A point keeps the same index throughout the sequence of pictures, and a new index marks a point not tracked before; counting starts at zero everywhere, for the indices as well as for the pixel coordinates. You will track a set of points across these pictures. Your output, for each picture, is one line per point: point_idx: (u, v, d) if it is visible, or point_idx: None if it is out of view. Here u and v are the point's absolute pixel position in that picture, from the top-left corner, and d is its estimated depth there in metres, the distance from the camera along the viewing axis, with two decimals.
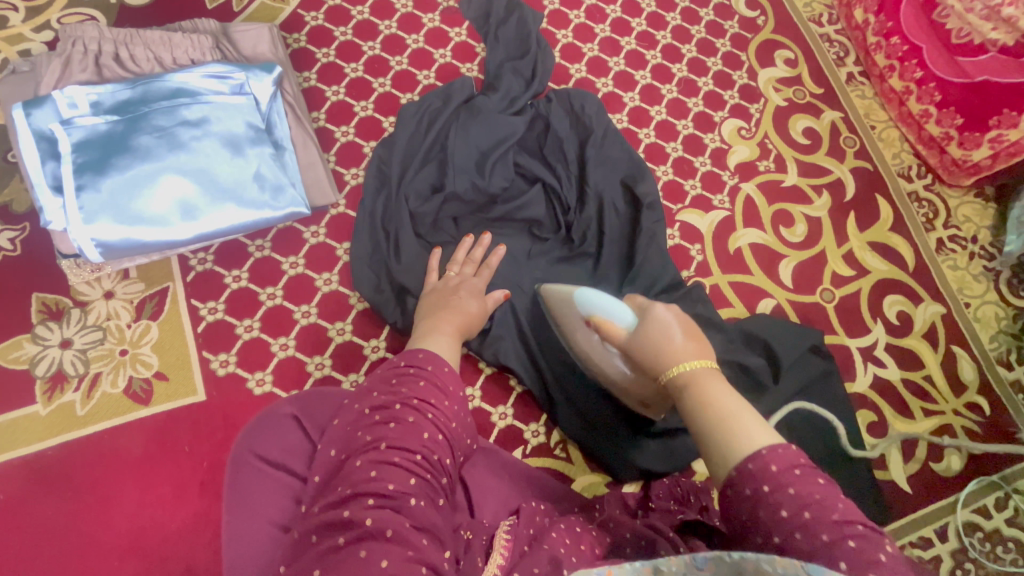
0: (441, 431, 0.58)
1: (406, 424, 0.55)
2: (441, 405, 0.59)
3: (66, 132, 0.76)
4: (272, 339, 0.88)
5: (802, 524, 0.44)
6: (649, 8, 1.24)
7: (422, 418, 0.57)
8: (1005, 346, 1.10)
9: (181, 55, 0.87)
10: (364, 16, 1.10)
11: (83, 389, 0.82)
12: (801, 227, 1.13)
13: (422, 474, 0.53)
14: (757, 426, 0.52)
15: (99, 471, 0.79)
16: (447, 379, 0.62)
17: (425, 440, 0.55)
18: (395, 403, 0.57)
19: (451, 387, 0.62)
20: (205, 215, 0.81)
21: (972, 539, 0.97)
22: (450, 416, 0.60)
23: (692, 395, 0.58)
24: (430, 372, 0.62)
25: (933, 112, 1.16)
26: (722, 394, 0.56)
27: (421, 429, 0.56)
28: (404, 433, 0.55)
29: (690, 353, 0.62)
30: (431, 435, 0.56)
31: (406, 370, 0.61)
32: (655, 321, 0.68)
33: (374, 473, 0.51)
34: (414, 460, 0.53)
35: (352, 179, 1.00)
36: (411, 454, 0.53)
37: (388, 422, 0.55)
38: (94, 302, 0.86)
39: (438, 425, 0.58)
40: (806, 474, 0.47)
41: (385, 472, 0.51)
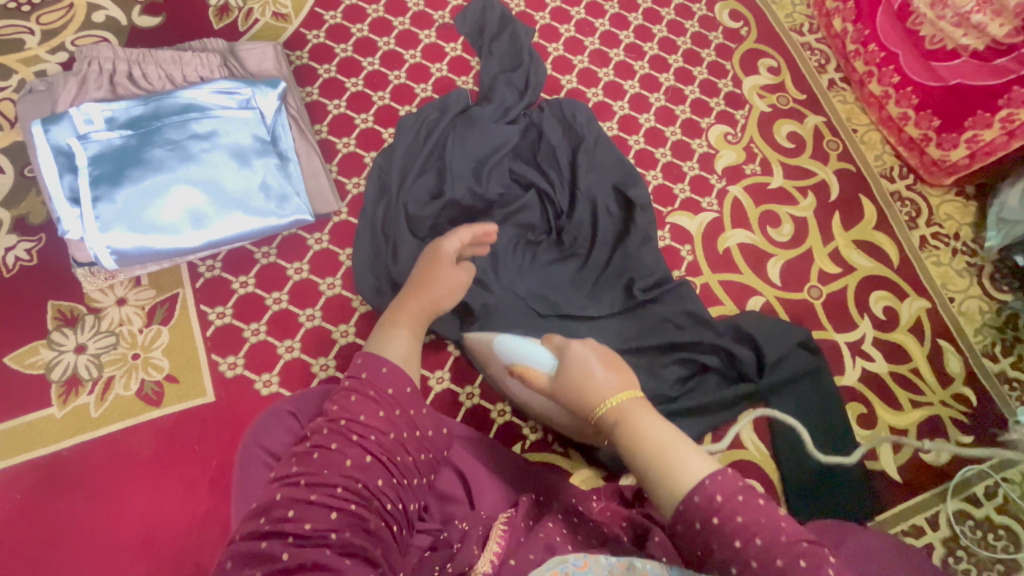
0: (370, 452, 0.57)
1: (328, 452, 0.56)
2: (369, 421, 0.59)
3: (83, 146, 0.81)
4: (278, 341, 0.92)
5: (755, 552, 0.49)
6: (636, 21, 1.29)
7: (347, 442, 0.57)
8: (989, 339, 1.14)
9: (190, 72, 0.91)
10: (364, 34, 1.15)
11: (97, 392, 0.85)
12: (787, 227, 1.17)
13: (344, 504, 0.53)
14: (687, 451, 0.58)
15: (111, 472, 0.82)
16: (384, 381, 0.62)
17: (347, 467, 0.55)
18: (323, 428, 0.58)
19: (389, 391, 0.62)
20: (214, 224, 0.85)
21: (963, 527, 0.99)
22: (383, 431, 0.59)
23: (629, 434, 0.62)
24: (367, 381, 0.62)
25: (911, 115, 1.21)
26: (652, 426, 0.61)
27: (344, 457, 0.56)
28: (327, 463, 0.55)
29: (614, 389, 0.66)
30: (356, 459, 0.56)
31: (343, 384, 0.62)
32: (574, 363, 0.71)
33: (292, 512, 0.52)
34: (336, 491, 0.54)
35: (354, 188, 1.04)
36: (332, 487, 0.54)
37: (313, 451, 0.56)
38: (107, 308, 0.89)
39: (366, 446, 0.58)
40: (751, 499, 0.52)
41: (302, 511, 0.52)
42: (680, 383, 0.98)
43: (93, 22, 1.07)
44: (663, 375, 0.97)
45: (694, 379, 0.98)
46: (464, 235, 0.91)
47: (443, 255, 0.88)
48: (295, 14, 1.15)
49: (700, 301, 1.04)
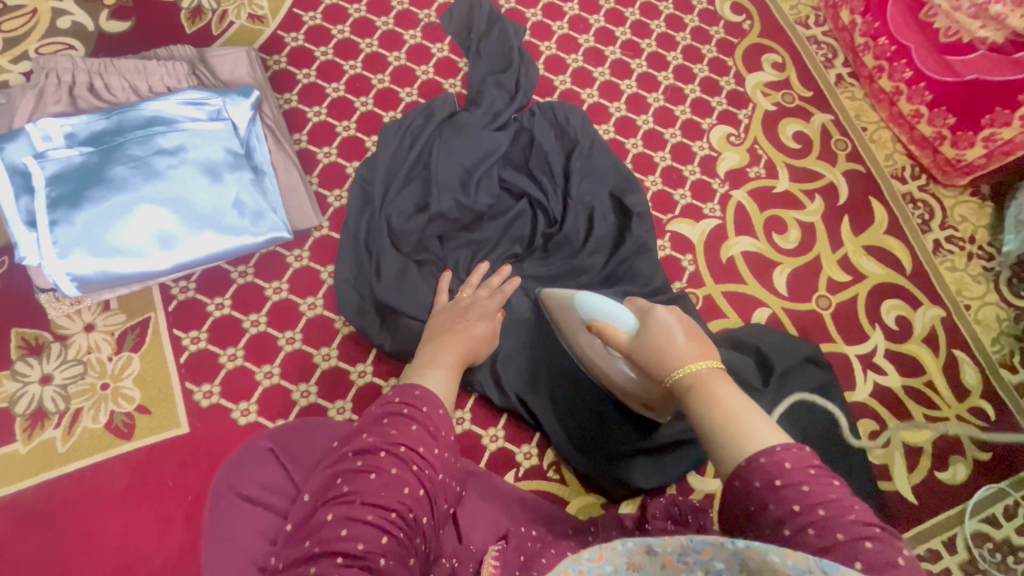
0: (423, 486, 0.51)
1: (388, 476, 0.49)
2: (429, 454, 0.53)
3: (40, 165, 0.75)
4: (256, 367, 0.87)
5: (816, 521, 0.41)
6: (633, 16, 1.23)
7: (406, 470, 0.51)
8: (1007, 348, 1.08)
9: (157, 82, 0.85)
10: (345, 35, 1.09)
11: (64, 425, 0.80)
12: (794, 233, 1.11)
13: (395, 531, 0.47)
14: (763, 423, 0.48)
15: (81, 509, 0.77)
16: (441, 424, 0.57)
17: (404, 496, 0.49)
18: (380, 450, 0.51)
19: (444, 433, 0.56)
20: (183, 244, 0.80)
21: (982, 550, 0.95)
22: (437, 467, 0.54)
23: (694, 395, 0.53)
24: (426, 414, 0.56)
25: (924, 112, 1.14)
26: (728, 391, 0.51)
27: (402, 483, 0.50)
28: (383, 487, 0.49)
29: (692, 354, 0.57)
30: (412, 490, 0.50)
31: (398, 410, 0.55)
32: (655, 321, 0.63)
33: (344, 531, 0.45)
34: (388, 518, 0.47)
35: (335, 201, 0.98)
36: (386, 511, 0.47)
37: (369, 471, 0.50)
38: (74, 335, 0.84)
39: (422, 478, 0.52)
40: (820, 475, 0.44)
41: (356, 530, 0.45)
42: None
43: (58, 29, 1.02)
44: None
45: None
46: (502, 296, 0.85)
47: (479, 308, 0.82)
48: (272, 16, 1.09)
49: (699, 313, 0.99)
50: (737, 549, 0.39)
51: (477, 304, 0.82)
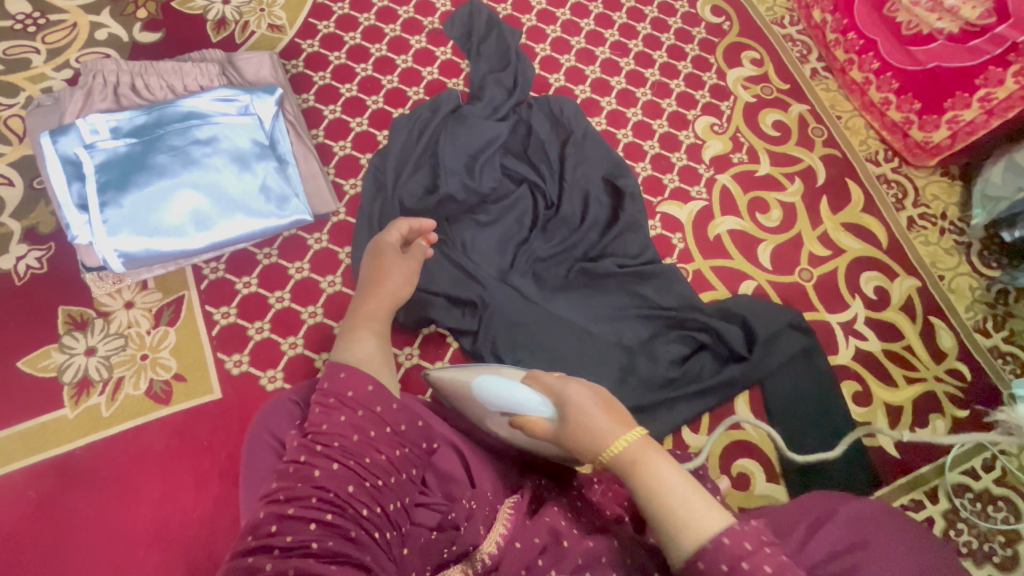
0: (336, 459, 0.55)
1: (299, 467, 0.55)
2: (333, 429, 0.57)
3: (90, 155, 0.84)
4: (282, 338, 0.94)
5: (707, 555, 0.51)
6: (620, 20, 1.33)
7: (315, 454, 0.56)
8: (981, 315, 1.15)
9: (191, 82, 0.94)
10: (356, 41, 1.19)
11: (108, 392, 0.87)
12: (776, 213, 1.20)
13: (320, 515, 0.51)
14: (699, 502, 0.55)
15: (125, 466, 0.84)
16: (343, 386, 0.61)
17: (319, 477, 0.54)
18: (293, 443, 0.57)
19: (349, 393, 0.61)
20: (216, 225, 0.88)
21: (962, 500, 1.01)
22: (349, 433, 0.58)
23: (641, 482, 0.57)
24: (326, 391, 0.61)
25: (892, 99, 1.23)
26: (663, 477, 0.56)
27: (312, 468, 0.54)
28: (300, 478, 0.54)
29: (614, 435, 0.60)
30: (325, 469, 0.54)
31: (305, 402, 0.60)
32: (568, 404, 0.63)
33: (275, 526, 0.50)
34: (311, 504, 0.52)
35: (351, 189, 1.07)
36: (306, 499, 0.52)
37: (287, 468, 0.55)
38: (115, 311, 0.92)
39: (333, 454, 0.56)
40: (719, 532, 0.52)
41: (283, 524, 0.50)
42: (678, 363, 1.00)
43: (96, 40, 1.12)
44: (657, 355, 1.00)
45: (690, 359, 1.01)
46: (404, 225, 0.85)
47: (386, 247, 0.83)
48: (289, 25, 1.19)
49: (690, 284, 1.08)
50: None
51: (383, 247, 0.83)
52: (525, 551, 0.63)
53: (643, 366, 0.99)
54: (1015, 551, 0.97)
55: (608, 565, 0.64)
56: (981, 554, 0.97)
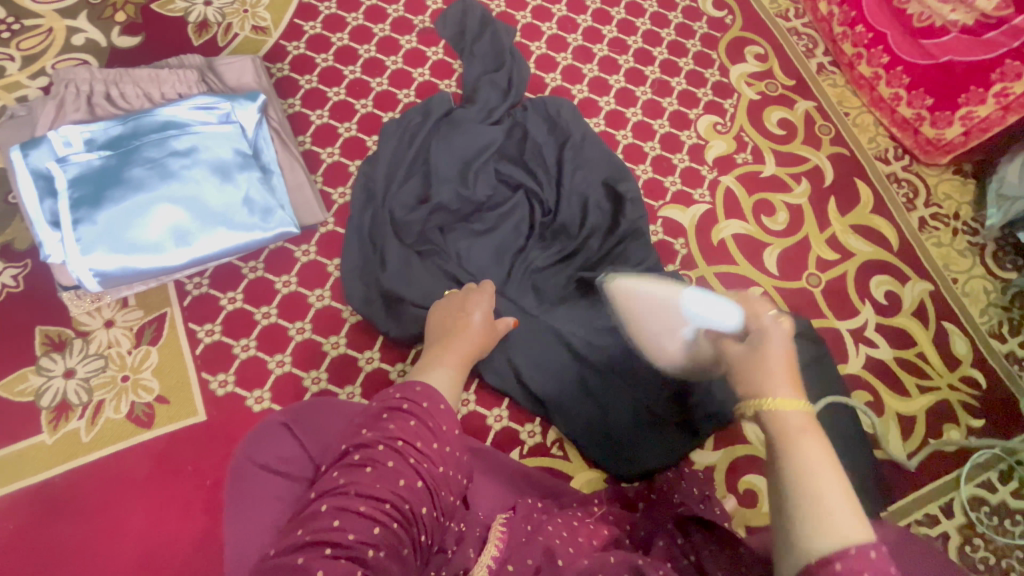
0: (421, 477, 0.56)
1: (383, 468, 0.55)
2: (425, 449, 0.58)
3: (63, 169, 0.80)
4: (269, 356, 0.91)
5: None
6: (619, 15, 1.28)
7: (403, 463, 0.56)
8: (996, 319, 1.11)
9: (169, 90, 0.90)
10: (344, 42, 1.15)
11: (87, 416, 0.84)
12: (782, 215, 1.15)
13: (388, 522, 0.52)
14: (847, 508, 0.44)
15: (108, 494, 0.81)
16: (441, 418, 0.61)
17: (400, 486, 0.54)
18: (379, 443, 0.56)
19: (444, 426, 0.61)
20: (197, 240, 0.84)
21: (979, 514, 0.97)
22: (436, 460, 0.58)
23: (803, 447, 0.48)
24: (425, 411, 0.60)
25: (903, 95, 1.19)
26: (823, 460, 0.47)
27: (397, 475, 0.55)
28: (380, 479, 0.54)
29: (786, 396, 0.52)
30: (407, 483, 0.55)
31: (399, 403, 0.60)
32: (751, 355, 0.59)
33: (337, 521, 0.50)
34: (382, 508, 0.52)
35: (339, 198, 1.03)
36: (379, 502, 0.52)
37: (366, 464, 0.55)
38: (95, 331, 0.88)
39: (418, 471, 0.56)
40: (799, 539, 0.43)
41: (347, 521, 0.50)
42: None
43: (72, 46, 1.07)
44: None
45: None
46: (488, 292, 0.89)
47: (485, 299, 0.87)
48: (274, 27, 1.14)
49: None
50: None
51: (471, 297, 0.86)
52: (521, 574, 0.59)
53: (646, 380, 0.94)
54: None
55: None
56: (998, 570, 0.93)
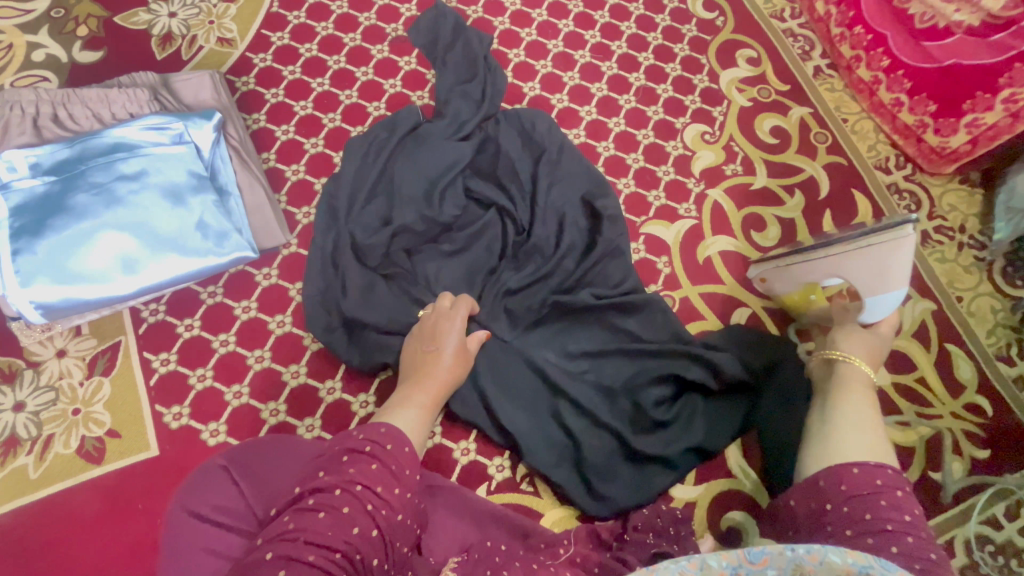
0: (377, 526, 0.52)
1: (337, 514, 0.50)
2: (387, 495, 0.54)
3: (5, 197, 0.77)
4: (225, 387, 0.87)
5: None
6: (602, 19, 1.22)
7: (358, 508, 0.51)
8: (1004, 340, 1.04)
9: (119, 110, 0.87)
10: (313, 53, 1.10)
11: (36, 451, 0.81)
12: (773, 230, 1.09)
13: (338, 573, 0.47)
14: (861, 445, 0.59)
15: (55, 535, 0.78)
16: (404, 462, 0.57)
17: (353, 535, 0.49)
18: (335, 488, 0.52)
19: (407, 471, 0.57)
20: (146, 268, 0.81)
21: (983, 554, 0.90)
22: (396, 508, 0.54)
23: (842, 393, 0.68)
24: (389, 453, 0.57)
25: (905, 100, 1.11)
26: (857, 405, 0.65)
27: (352, 522, 0.50)
28: (332, 526, 0.49)
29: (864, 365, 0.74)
30: (362, 530, 0.50)
31: (361, 447, 0.56)
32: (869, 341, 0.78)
33: (281, 572, 0.45)
34: (331, 558, 0.47)
35: (304, 218, 0.98)
36: (329, 551, 0.47)
37: (318, 511, 0.50)
38: (46, 361, 0.85)
39: (376, 519, 0.52)
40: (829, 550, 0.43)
41: (293, 571, 0.45)
42: (665, 404, 0.90)
43: (32, 62, 1.04)
44: (641, 399, 0.89)
45: (678, 400, 0.91)
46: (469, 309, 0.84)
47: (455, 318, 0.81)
48: (240, 38, 1.10)
49: (677, 315, 0.98)
50: (795, 555, 0.43)
51: (444, 321, 0.80)
52: None
53: (620, 411, 0.90)
54: None
55: None
56: None
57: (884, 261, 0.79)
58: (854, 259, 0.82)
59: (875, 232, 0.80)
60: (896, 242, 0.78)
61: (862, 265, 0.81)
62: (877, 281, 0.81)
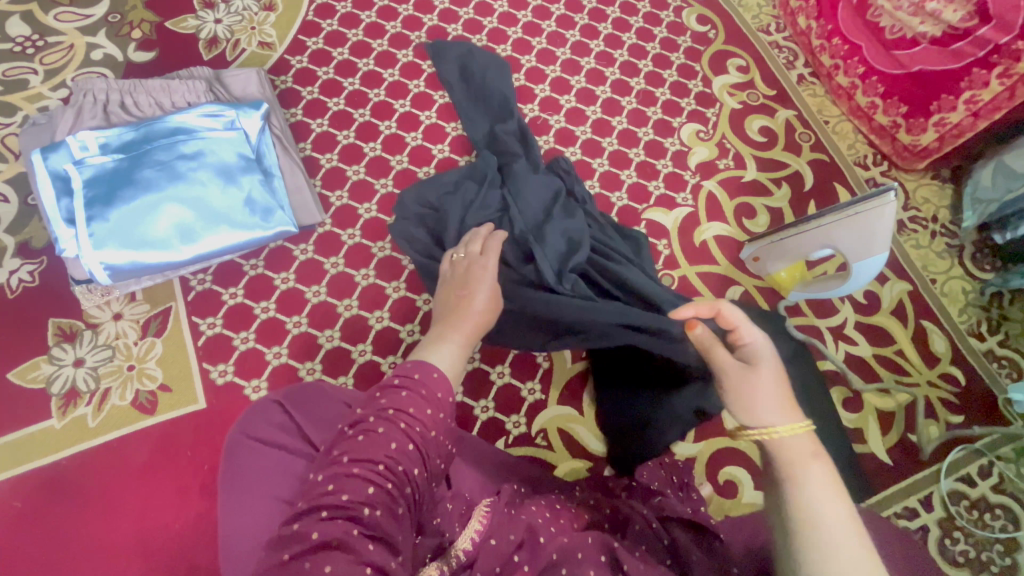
0: (413, 442, 0.52)
1: (374, 435, 0.51)
2: (420, 414, 0.53)
3: (78, 170, 0.86)
4: (266, 348, 0.95)
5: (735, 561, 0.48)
6: (606, 30, 1.34)
7: (394, 428, 0.52)
8: (975, 318, 1.14)
9: (178, 99, 0.97)
10: (344, 56, 1.21)
11: (94, 403, 0.89)
12: (762, 218, 1.19)
13: (382, 483, 0.48)
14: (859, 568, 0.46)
15: (108, 478, 0.85)
16: (435, 385, 0.56)
17: (392, 451, 0.50)
18: (369, 413, 0.53)
19: (440, 395, 0.56)
20: (201, 237, 0.90)
21: (958, 508, 0.98)
22: (430, 425, 0.54)
23: (793, 485, 0.51)
24: (418, 380, 0.56)
25: (879, 103, 1.23)
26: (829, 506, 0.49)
27: (388, 440, 0.51)
28: (370, 445, 0.50)
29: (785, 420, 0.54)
30: (400, 445, 0.51)
31: (391, 381, 0.56)
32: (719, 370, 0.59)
33: (331, 485, 0.48)
34: (376, 470, 0.49)
35: (337, 201, 1.08)
36: (373, 464, 0.49)
37: (357, 434, 0.51)
38: (104, 323, 0.93)
39: (411, 434, 0.52)
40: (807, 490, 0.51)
41: (341, 484, 0.47)
42: None
43: (92, 60, 1.15)
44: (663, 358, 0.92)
45: None
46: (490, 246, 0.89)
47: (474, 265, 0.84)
48: (279, 42, 1.21)
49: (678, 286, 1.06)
50: None
51: (476, 269, 0.83)
52: (499, 548, 0.60)
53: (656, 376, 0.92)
54: (1015, 560, 0.95)
55: (585, 560, 0.60)
56: (978, 563, 0.95)
57: (868, 227, 0.89)
58: (842, 225, 0.91)
59: (855, 204, 0.89)
60: (874, 211, 0.87)
61: (849, 230, 0.91)
62: (863, 246, 0.90)
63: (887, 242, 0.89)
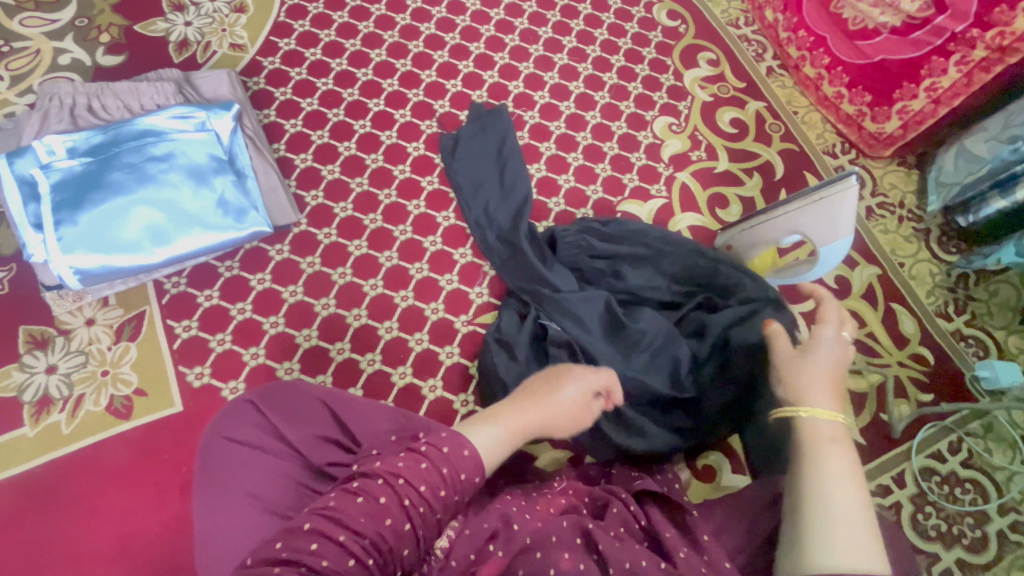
0: (411, 520, 0.50)
1: (375, 504, 0.49)
2: (430, 493, 0.51)
3: (46, 174, 0.86)
4: (243, 349, 0.95)
5: None
6: (578, 27, 1.36)
7: (397, 500, 0.49)
8: (942, 300, 1.17)
9: (147, 101, 0.97)
10: (317, 57, 1.21)
11: (68, 409, 0.88)
12: (734, 208, 1.22)
13: (363, 557, 0.46)
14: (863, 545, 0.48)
15: (85, 483, 0.84)
16: (461, 465, 0.53)
17: (385, 526, 0.48)
18: (379, 477, 0.50)
19: (463, 475, 0.53)
20: (174, 239, 0.89)
21: (929, 483, 1.01)
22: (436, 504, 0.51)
23: (813, 454, 0.56)
24: (445, 455, 0.53)
25: (845, 93, 1.26)
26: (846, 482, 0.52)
27: (386, 514, 0.48)
28: (366, 513, 0.48)
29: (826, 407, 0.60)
30: (396, 520, 0.49)
31: (417, 445, 0.53)
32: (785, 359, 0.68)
33: (313, 545, 0.45)
34: (360, 542, 0.47)
35: (312, 201, 1.08)
36: (359, 534, 0.47)
37: (358, 494, 0.49)
38: (76, 329, 0.93)
39: (411, 512, 0.50)
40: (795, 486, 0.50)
41: (324, 546, 0.45)
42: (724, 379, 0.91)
43: (59, 65, 1.14)
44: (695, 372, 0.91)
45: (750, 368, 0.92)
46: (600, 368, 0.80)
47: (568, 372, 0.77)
48: (251, 44, 1.21)
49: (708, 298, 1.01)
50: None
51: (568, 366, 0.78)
52: (472, 538, 0.61)
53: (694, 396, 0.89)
54: (984, 532, 0.98)
55: (560, 544, 0.60)
56: (950, 537, 0.97)
57: (833, 211, 0.90)
58: (809, 208, 0.93)
59: (823, 187, 0.91)
60: (839, 193, 0.89)
61: (817, 212, 0.92)
62: (828, 229, 0.91)
63: (851, 226, 0.89)
